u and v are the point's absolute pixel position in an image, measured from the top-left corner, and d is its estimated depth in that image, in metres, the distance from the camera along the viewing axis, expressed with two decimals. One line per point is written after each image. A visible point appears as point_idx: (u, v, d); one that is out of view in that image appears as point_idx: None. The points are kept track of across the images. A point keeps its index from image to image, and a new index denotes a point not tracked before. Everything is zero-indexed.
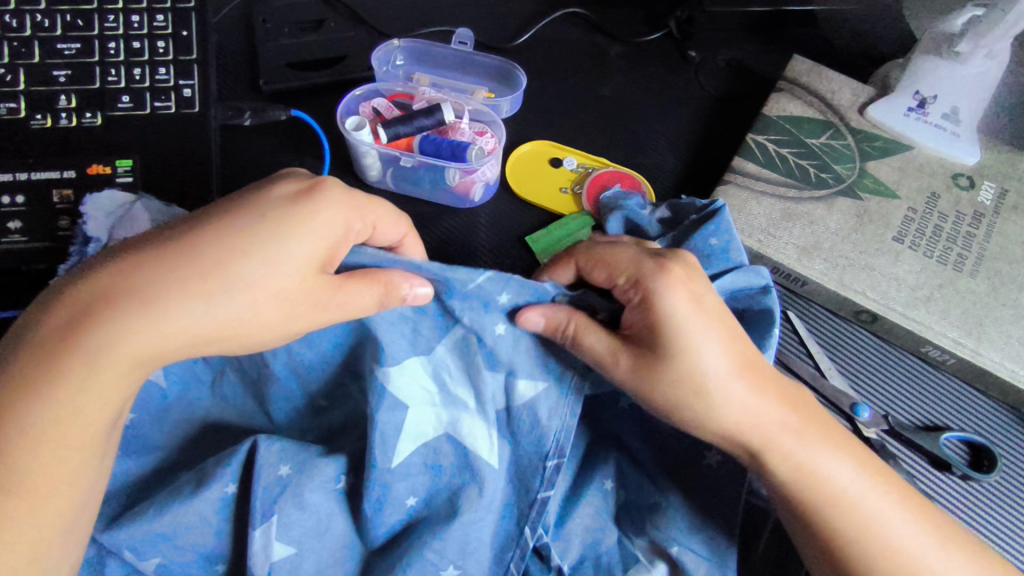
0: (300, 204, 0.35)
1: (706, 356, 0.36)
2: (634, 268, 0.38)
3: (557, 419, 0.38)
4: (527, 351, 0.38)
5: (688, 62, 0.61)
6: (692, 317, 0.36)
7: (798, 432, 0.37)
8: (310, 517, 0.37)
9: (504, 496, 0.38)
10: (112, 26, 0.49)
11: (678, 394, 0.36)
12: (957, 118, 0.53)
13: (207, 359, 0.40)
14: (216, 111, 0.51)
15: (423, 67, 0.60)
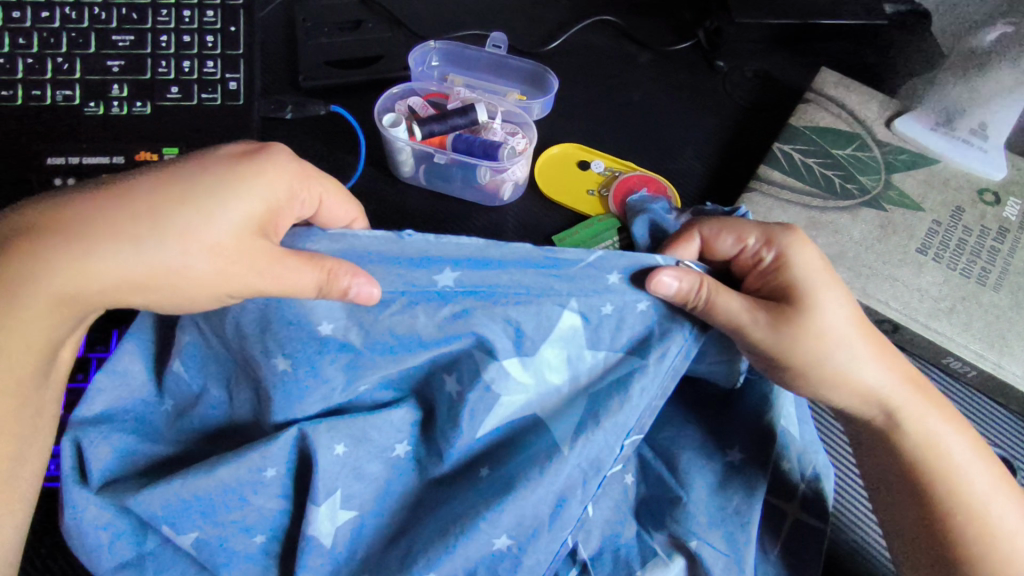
0: (249, 164, 0.36)
1: (838, 311, 0.39)
2: (765, 230, 0.40)
3: (647, 396, 0.36)
4: (630, 331, 0.37)
5: (715, 72, 0.62)
6: (822, 277, 0.39)
7: (916, 391, 0.40)
8: (358, 492, 0.37)
9: (572, 482, 0.36)
10: (164, 20, 0.51)
11: (814, 350, 0.38)
12: (985, 134, 0.54)
13: (204, 347, 0.38)
14: (258, 104, 0.53)
15: (457, 69, 0.62)
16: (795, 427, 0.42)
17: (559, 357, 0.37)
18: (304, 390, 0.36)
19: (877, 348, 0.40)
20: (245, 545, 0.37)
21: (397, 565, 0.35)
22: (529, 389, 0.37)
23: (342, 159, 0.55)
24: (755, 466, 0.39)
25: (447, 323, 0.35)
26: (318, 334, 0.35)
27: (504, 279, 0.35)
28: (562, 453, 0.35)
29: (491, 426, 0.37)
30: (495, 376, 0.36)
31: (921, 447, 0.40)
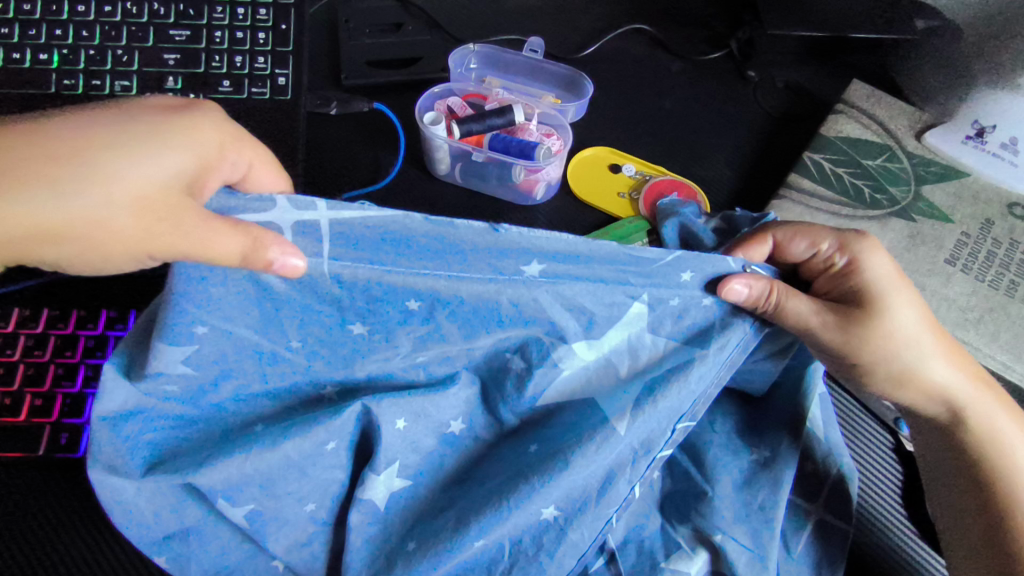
0: (177, 119, 0.35)
1: (909, 312, 0.40)
2: (839, 235, 0.41)
3: (703, 385, 0.37)
4: (688, 325, 0.38)
5: (747, 81, 0.63)
6: (894, 281, 0.41)
7: (981, 393, 0.42)
8: (413, 462, 0.39)
9: (624, 459, 0.37)
10: (219, 17, 0.54)
11: (884, 349, 0.40)
12: (1017, 149, 0.54)
13: (236, 323, 0.33)
14: (305, 99, 0.55)
15: (495, 72, 0.64)
16: (821, 429, 0.43)
17: (622, 342, 0.37)
18: (372, 349, 0.36)
19: (940, 350, 0.41)
20: (296, 512, 0.38)
21: (445, 536, 0.37)
22: (588, 365, 0.38)
23: (382, 155, 0.57)
24: (784, 464, 0.40)
25: (526, 307, 0.35)
26: (403, 307, 0.34)
27: (587, 275, 0.34)
28: (616, 433, 0.36)
29: (548, 401, 0.39)
30: (563, 359, 0.37)
31: (991, 441, 0.41)
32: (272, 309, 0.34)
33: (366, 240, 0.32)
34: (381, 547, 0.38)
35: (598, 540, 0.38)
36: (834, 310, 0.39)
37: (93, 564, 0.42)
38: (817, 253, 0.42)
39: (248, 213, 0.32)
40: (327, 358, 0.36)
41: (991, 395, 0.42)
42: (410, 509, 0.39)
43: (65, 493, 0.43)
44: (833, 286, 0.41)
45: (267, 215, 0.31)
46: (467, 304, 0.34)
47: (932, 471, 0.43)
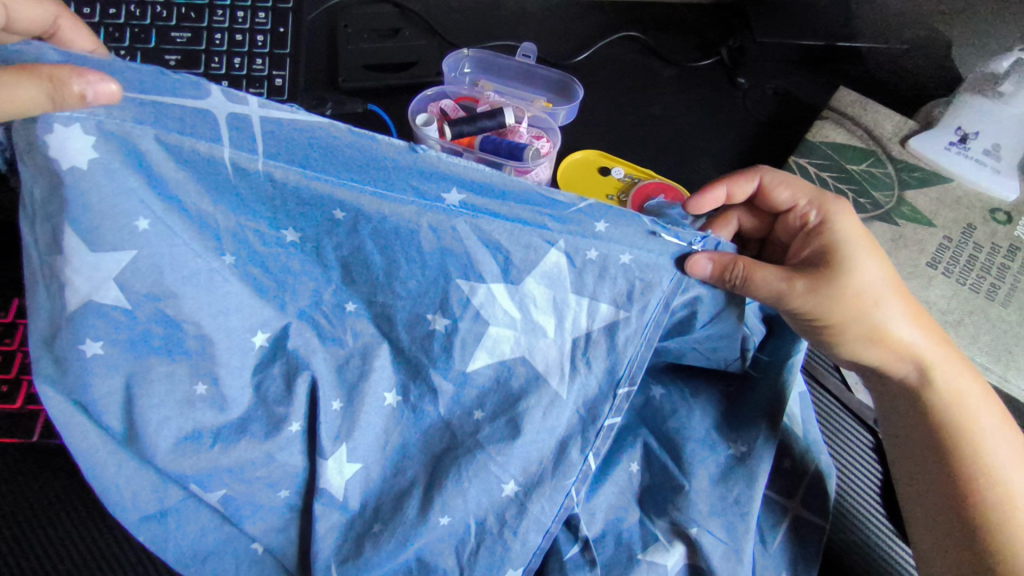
0: None
1: (876, 273, 0.41)
2: (818, 195, 0.46)
3: (633, 346, 0.38)
4: (614, 282, 0.37)
5: (736, 87, 0.64)
6: (864, 239, 0.43)
7: (949, 360, 0.42)
8: (362, 445, 0.39)
9: (570, 423, 0.39)
10: (220, 20, 0.55)
11: (854, 306, 0.41)
12: (998, 155, 0.55)
13: (142, 224, 0.32)
14: (301, 100, 0.57)
15: (489, 76, 0.65)
16: (799, 426, 0.43)
17: (543, 294, 0.37)
18: (301, 277, 0.37)
19: (908, 310, 0.42)
20: (270, 499, 0.40)
21: (416, 516, 0.38)
22: (515, 323, 0.38)
23: None
24: (757, 460, 0.41)
25: (447, 237, 0.35)
26: (327, 216, 0.35)
27: (503, 213, 0.35)
28: (559, 397, 0.38)
29: (479, 364, 0.38)
30: (489, 312, 0.37)
31: (961, 401, 0.41)
32: (206, 210, 0.34)
33: (293, 142, 0.33)
34: (353, 530, 0.39)
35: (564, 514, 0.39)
36: (799, 273, 0.41)
37: (80, 549, 0.42)
38: (795, 207, 0.46)
39: (174, 95, 0.31)
40: (258, 280, 0.37)
41: (957, 355, 0.43)
42: (387, 492, 0.40)
43: (53, 481, 0.44)
44: (806, 243, 0.44)
45: (201, 103, 0.32)
46: (388, 222, 0.35)
47: (897, 442, 0.43)
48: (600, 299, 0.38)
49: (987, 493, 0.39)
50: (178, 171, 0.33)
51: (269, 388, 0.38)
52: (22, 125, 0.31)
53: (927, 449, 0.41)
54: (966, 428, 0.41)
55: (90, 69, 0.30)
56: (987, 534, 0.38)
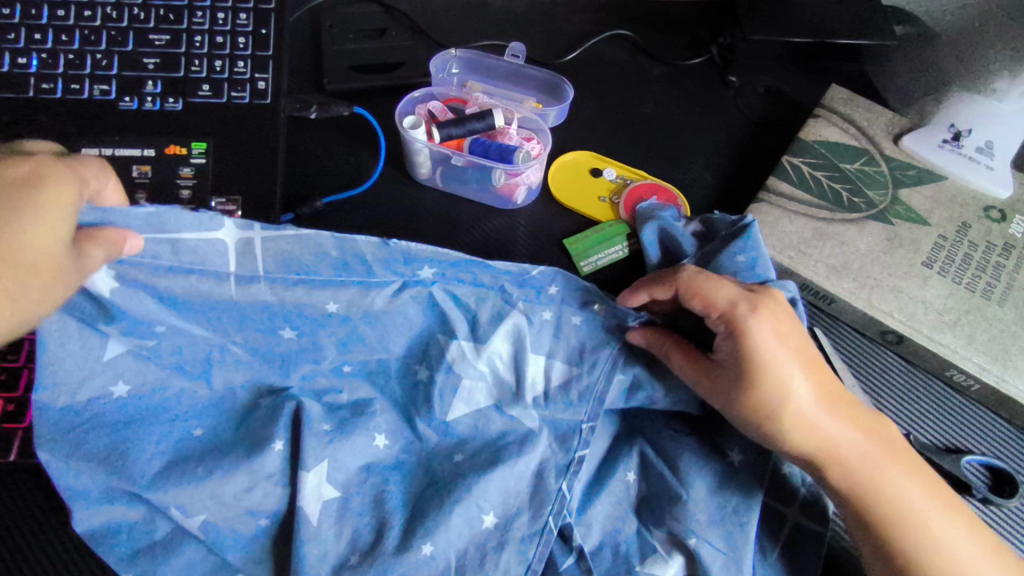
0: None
1: (789, 386, 0.38)
2: (730, 307, 0.39)
3: (586, 401, 0.42)
4: (567, 340, 0.43)
5: (728, 86, 0.64)
6: (775, 345, 0.39)
7: (886, 451, 0.39)
8: (343, 460, 0.41)
9: (544, 455, 0.41)
10: (199, 21, 0.54)
11: (755, 420, 0.39)
12: (991, 152, 0.55)
13: (166, 325, 0.39)
14: (285, 103, 0.56)
15: (477, 76, 0.64)
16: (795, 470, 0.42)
17: (506, 352, 0.43)
18: (301, 353, 0.42)
19: (816, 426, 0.39)
20: (249, 527, 0.40)
21: (401, 545, 0.39)
22: (485, 377, 0.43)
23: (363, 158, 0.57)
24: (751, 467, 0.41)
25: (424, 307, 0.43)
26: (321, 309, 0.41)
27: (469, 280, 0.43)
28: (530, 435, 0.41)
29: (457, 412, 0.42)
30: (460, 363, 0.42)
31: (903, 523, 0.38)
32: (215, 315, 0.39)
33: (292, 252, 0.39)
34: (344, 546, 0.40)
35: (539, 537, 0.40)
36: (705, 377, 0.40)
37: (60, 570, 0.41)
38: (707, 318, 0.40)
39: (193, 231, 0.36)
40: (267, 359, 0.42)
41: (895, 463, 0.39)
42: (385, 510, 0.40)
43: (33, 499, 0.42)
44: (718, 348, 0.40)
45: (215, 232, 0.37)
46: (375, 305, 0.42)
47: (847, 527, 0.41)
48: (554, 358, 0.43)
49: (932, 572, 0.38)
50: (187, 284, 0.38)
51: (255, 423, 0.42)
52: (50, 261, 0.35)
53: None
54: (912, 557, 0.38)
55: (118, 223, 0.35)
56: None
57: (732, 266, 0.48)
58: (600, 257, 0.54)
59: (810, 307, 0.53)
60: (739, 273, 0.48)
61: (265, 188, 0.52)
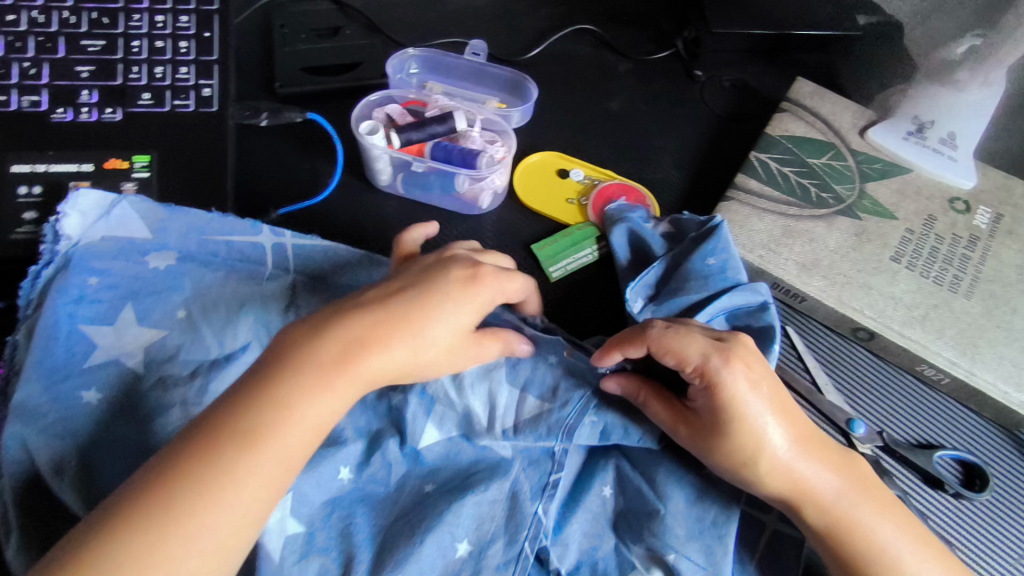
0: (478, 283, 0.41)
1: (765, 434, 0.38)
2: (704, 361, 0.39)
3: (553, 431, 0.42)
4: (539, 373, 0.44)
5: (693, 80, 0.63)
6: (749, 397, 0.38)
7: (864, 499, 0.39)
8: (308, 491, 0.40)
9: (515, 481, 0.42)
10: (137, 25, 0.50)
11: (732, 468, 0.39)
12: (954, 143, 0.54)
13: (185, 312, 0.44)
14: (233, 111, 0.53)
15: (438, 76, 0.61)
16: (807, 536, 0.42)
17: (479, 385, 0.44)
18: None
19: (790, 472, 0.38)
20: None
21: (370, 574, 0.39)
22: (453, 407, 0.43)
23: (320, 166, 0.55)
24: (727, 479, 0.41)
25: None
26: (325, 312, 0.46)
27: None
28: (501, 462, 0.42)
29: (429, 443, 0.43)
30: (434, 392, 0.43)
31: (879, 565, 0.38)
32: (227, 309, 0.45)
33: (308, 259, 0.47)
34: None
35: (515, 562, 0.40)
36: (685, 426, 0.40)
37: None
38: (682, 372, 0.40)
39: (240, 235, 0.46)
40: None
41: (869, 502, 0.39)
42: (358, 539, 0.40)
43: None
44: (695, 399, 0.40)
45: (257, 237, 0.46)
46: None
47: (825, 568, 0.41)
48: (528, 391, 0.43)
49: None
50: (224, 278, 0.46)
51: None
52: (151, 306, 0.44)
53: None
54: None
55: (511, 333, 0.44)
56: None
57: (702, 269, 0.47)
58: (570, 262, 0.52)
59: (782, 306, 0.53)
60: (709, 277, 0.47)
61: (214, 203, 0.50)
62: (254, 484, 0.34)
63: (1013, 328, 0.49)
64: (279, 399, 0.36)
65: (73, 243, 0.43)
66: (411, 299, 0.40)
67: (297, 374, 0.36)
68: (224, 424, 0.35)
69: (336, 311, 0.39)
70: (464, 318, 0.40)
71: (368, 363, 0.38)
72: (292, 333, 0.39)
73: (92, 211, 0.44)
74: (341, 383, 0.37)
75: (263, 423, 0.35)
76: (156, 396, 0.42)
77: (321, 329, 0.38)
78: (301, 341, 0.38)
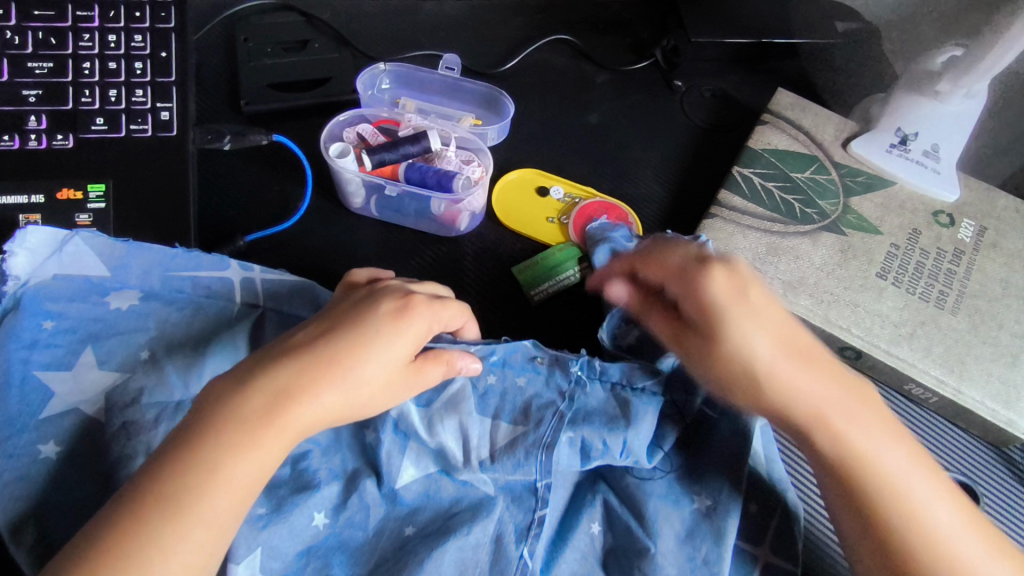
0: (408, 317, 0.40)
1: (753, 342, 0.38)
2: (680, 268, 0.40)
3: (534, 462, 0.40)
4: (512, 403, 0.42)
5: (673, 91, 0.62)
6: (739, 301, 0.38)
7: (860, 414, 0.38)
8: (278, 543, 0.38)
9: (499, 519, 0.40)
10: (87, 45, 0.47)
11: (725, 378, 0.39)
12: (938, 155, 0.54)
13: (148, 351, 0.41)
14: (194, 134, 0.50)
15: (411, 92, 0.59)
16: (763, 467, 0.42)
17: (452, 418, 0.41)
18: None
19: (794, 386, 0.38)
20: None
21: None
22: (428, 444, 0.41)
23: (289, 188, 0.53)
24: (720, 513, 0.40)
25: None
26: None
27: None
28: (484, 500, 0.41)
29: (406, 481, 0.41)
30: (406, 427, 0.41)
31: (882, 485, 0.37)
32: (192, 349, 0.42)
33: (278, 293, 0.45)
34: None
35: None
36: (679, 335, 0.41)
37: None
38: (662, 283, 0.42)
39: (208, 270, 0.44)
40: None
41: (866, 418, 0.39)
42: None
43: None
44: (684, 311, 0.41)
45: (224, 272, 0.44)
46: None
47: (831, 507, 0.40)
48: (501, 417, 0.42)
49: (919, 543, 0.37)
50: (188, 315, 0.43)
51: None
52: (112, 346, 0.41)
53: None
54: (901, 528, 0.37)
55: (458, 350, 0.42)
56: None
57: None
58: (551, 284, 0.50)
59: None
60: None
61: (176, 233, 0.47)
62: (183, 556, 0.32)
63: (1000, 345, 0.48)
64: (203, 462, 0.34)
65: (22, 282, 0.40)
66: (340, 343, 0.38)
67: (220, 433, 0.34)
68: (146, 496, 0.33)
69: (260, 361, 0.37)
70: (400, 354, 0.39)
71: (297, 414, 0.36)
72: (213, 388, 0.36)
73: (43, 248, 0.41)
74: (269, 437, 0.35)
75: (187, 491, 0.33)
76: (113, 445, 0.39)
77: (245, 379, 0.36)
78: (221, 397, 0.36)
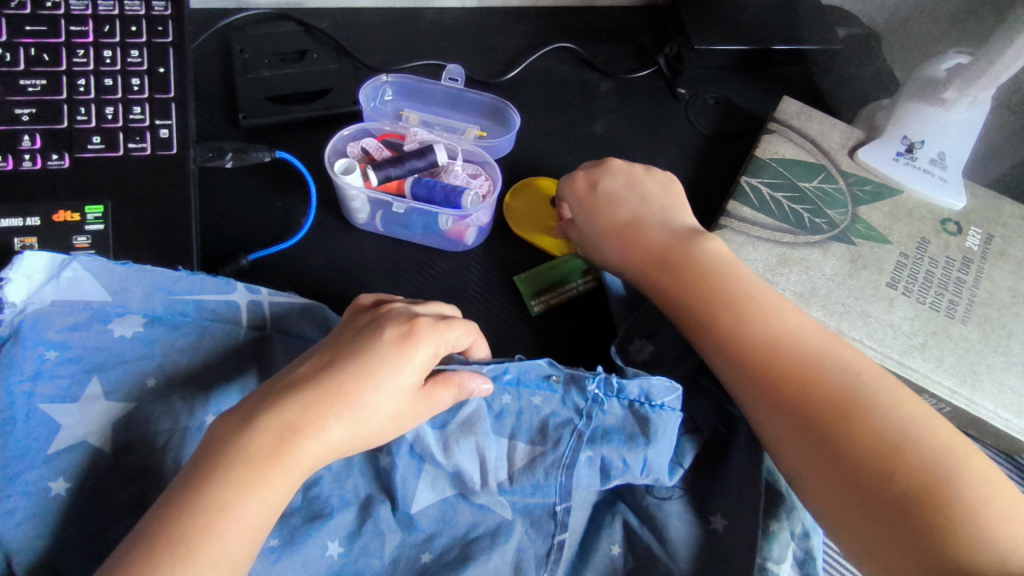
0: (413, 343, 0.39)
1: (608, 209, 0.50)
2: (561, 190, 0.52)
3: (552, 484, 0.40)
4: (527, 423, 0.41)
5: (677, 99, 0.61)
6: (589, 193, 0.51)
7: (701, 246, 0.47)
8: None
9: (517, 543, 0.40)
10: (82, 61, 0.46)
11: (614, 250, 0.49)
12: (944, 163, 0.54)
13: (155, 379, 0.40)
14: (194, 152, 0.49)
15: (413, 103, 0.58)
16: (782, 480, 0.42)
17: (468, 441, 0.40)
18: None
19: (645, 249, 0.48)
20: None
21: None
22: (443, 466, 0.40)
23: (293, 205, 0.52)
24: (739, 533, 0.40)
25: None
26: None
27: None
28: (501, 525, 0.40)
29: (421, 506, 0.40)
30: (422, 450, 0.41)
31: (739, 304, 0.43)
32: (200, 376, 0.41)
33: (286, 316, 0.44)
34: None
35: None
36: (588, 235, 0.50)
37: None
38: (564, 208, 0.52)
39: (214, 294, 0.43)
40: None
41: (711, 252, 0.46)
42: None
43: None
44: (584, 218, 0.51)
45: (229, 296, 0.43)
46: None
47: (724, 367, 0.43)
48: (517, 438, 0.41)
49: (790, 360, 0.41)
50: (195, 339, 0.42)
51: None
52: (118, 375, 0.39)
53: (817, 452, 0.38)
54: (784, 366, 0.41)
55: (470, 369, 0.41)
56: (900, 478, 0.36)
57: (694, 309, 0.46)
58: (552, 295, 0.50)
59: None
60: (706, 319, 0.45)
61: (179, 254, 0.45)
62: None
63: (1010, 353, 0.48)
64: (212, 501, 0.33)
65: (19, 310, 0.38)
66: (345, 371, 0.37)
67: (229, 467, 0.34)
68: (158, 537, 0.32)
69: (265, 395, 0.37)
70: (408, 381, 0.38)
71: (305, 448, 0.35)
72: (221, 425, 0.36)
73: (39, 273, 0.39)
74: (277, 473, 0.34)
75: (197, 531, 0.32)
76: (122, 478, 0.38)
77: (253, 413, 0.36)
78: (228, 435, 0.35)
